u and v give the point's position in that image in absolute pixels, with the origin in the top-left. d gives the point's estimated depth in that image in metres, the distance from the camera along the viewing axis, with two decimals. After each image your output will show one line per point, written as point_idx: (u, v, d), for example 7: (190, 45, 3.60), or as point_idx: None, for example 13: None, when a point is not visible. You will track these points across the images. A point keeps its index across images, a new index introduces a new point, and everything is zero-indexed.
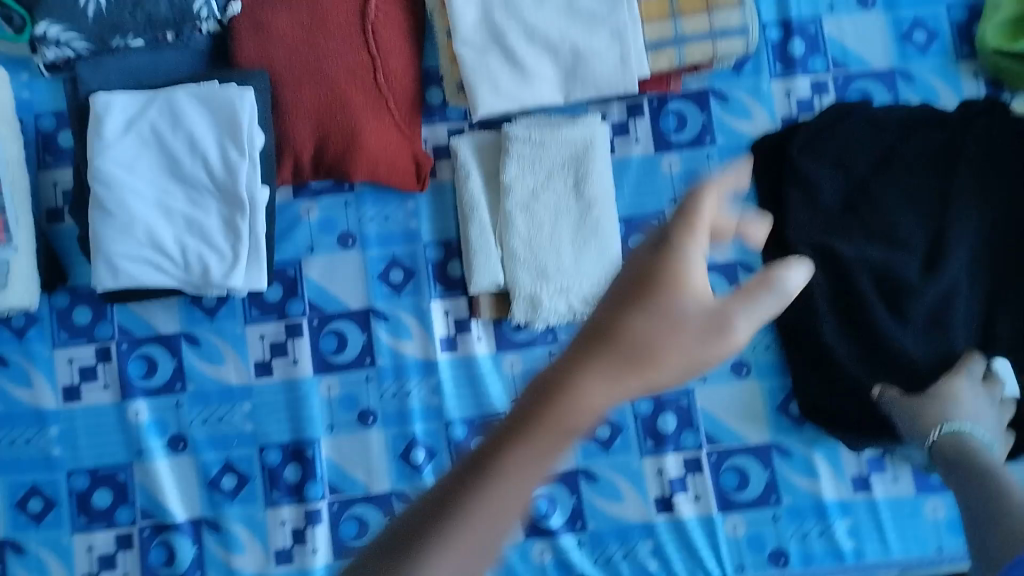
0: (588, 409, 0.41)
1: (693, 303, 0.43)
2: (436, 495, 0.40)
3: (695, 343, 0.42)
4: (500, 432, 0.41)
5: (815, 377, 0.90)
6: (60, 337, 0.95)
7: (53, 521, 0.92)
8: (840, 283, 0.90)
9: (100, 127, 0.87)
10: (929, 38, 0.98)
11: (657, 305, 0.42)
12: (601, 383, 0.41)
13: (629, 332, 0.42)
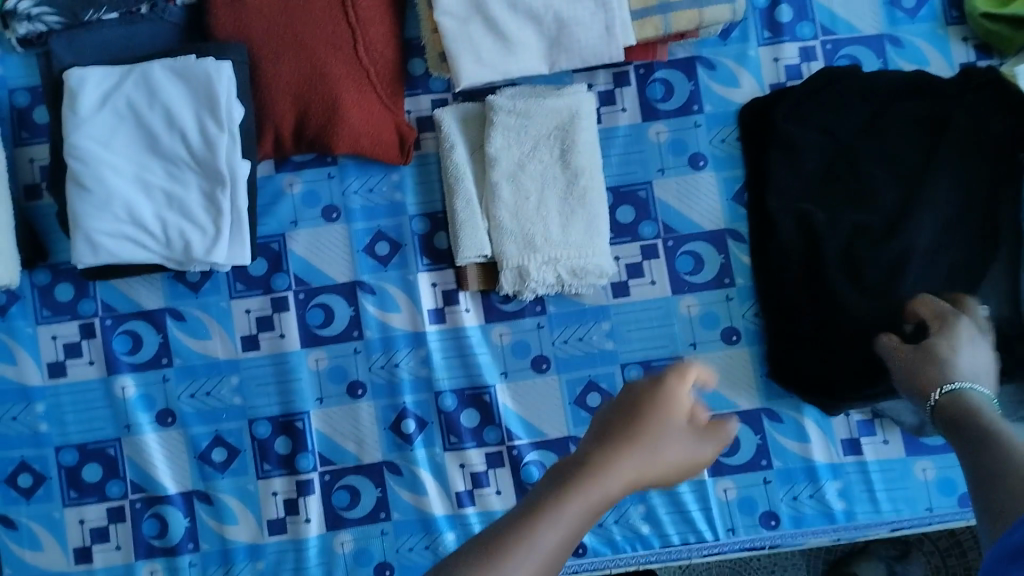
0: (618, 480, 0.49)
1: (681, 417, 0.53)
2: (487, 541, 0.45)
3: (686, 451, 0.52)
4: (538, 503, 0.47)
5: (784, 341, 0.89)
6: (42, 314, 0.94)
7: (43, 495, 0.92)
8: (811, 247, 0.89)
9: (75, 102, 0.85)
10: (919, 3, 0.96)
11: (659, 417, 0.52)
12: (628, 465, 0.49)
13: (641, 437, 0.51)
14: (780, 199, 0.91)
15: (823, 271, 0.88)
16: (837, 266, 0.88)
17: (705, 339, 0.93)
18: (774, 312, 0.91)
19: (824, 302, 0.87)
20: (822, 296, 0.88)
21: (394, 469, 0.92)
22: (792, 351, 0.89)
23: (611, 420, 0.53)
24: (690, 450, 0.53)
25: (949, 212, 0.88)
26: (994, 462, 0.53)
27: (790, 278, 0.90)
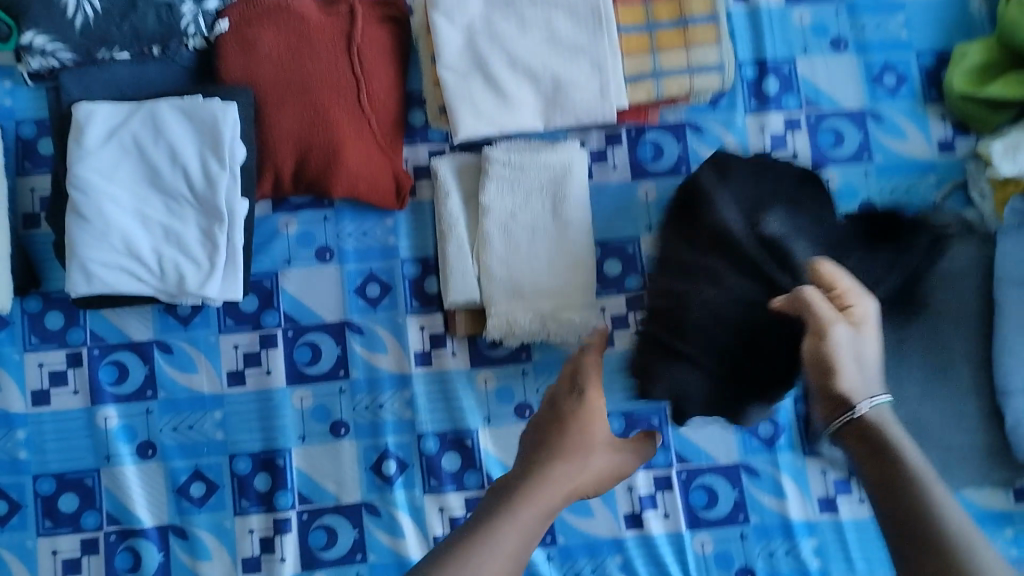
0: (560, 483, 0.67)
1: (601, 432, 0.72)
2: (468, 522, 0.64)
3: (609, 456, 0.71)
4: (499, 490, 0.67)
5: (688, 329, 0.84)
6: (30, 342, 0.94)
7: (18, 523, 0.91)
8: (687, 251, 0.86)
9: (81, 136, 0.88)
10: (898, 81, 1.01)
11: (580, 432, 0.70)
12: (562, 469, 0.68)
13: (568, 446, 0.69)
14: (721, 208, 0.86)
15: (738, 279, 0.84)
16: (748, 274, 0.84)
17: None
18: (684, 312, 0.85)
19: (724, 310, 0.83)
20: (735, 303, 0.83)
21: (373, 510, 0.93)
22: (698, 355, 0.84)
23: (544, 435, 0.71)
24: (611, 457, 0.72)
25: (893, 289, 0.90)
26: (938, 540, 0.56)
27: (718, 278, 0.84)
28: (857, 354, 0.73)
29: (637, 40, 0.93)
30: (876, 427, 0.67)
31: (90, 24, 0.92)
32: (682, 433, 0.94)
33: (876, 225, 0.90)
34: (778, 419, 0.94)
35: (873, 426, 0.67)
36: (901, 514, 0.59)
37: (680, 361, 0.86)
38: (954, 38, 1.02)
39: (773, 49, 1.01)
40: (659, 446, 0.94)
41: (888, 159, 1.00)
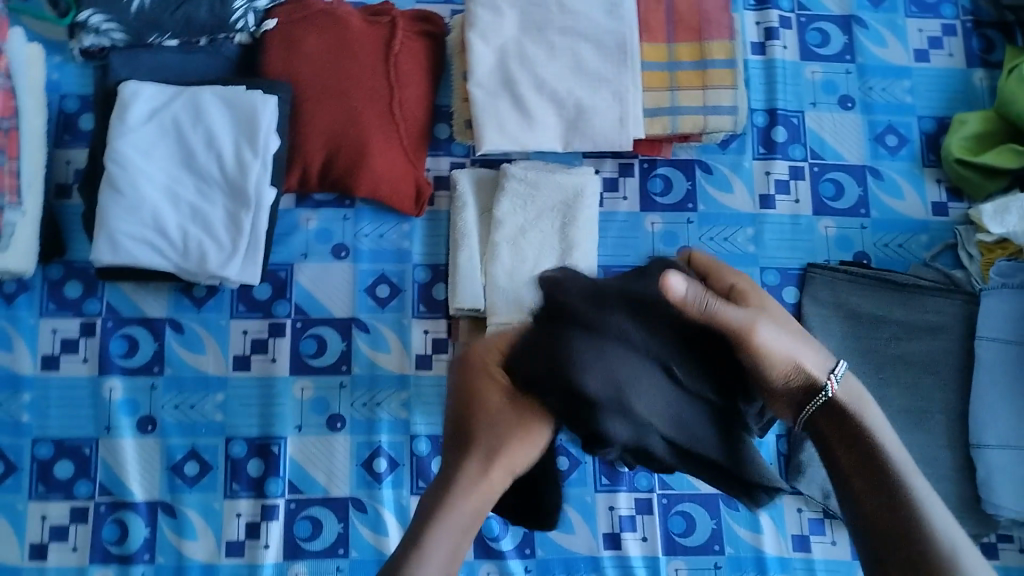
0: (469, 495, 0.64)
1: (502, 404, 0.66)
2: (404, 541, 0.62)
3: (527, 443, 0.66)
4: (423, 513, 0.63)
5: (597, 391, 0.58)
6: (47, 308, 0.97)
7: (12, 485, 0.92)
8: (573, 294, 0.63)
9: (124, 113, 0.92)
10: (899, 142, 1.07)
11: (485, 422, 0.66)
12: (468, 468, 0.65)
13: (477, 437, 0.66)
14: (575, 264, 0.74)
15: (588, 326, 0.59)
16: (603, 292, 0.63)
17: None
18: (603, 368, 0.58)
19: (605, 322, 0.60)
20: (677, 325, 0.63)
21: (360, 506, 0.94)
22: (647, 342, 0.62)
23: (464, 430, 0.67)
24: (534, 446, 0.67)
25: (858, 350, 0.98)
26: (914, 534, 0.55)
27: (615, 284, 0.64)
28: (790, 341, 0.64)
29: (658, 78, 1.00)
30: (852, 411, 0.62)
31: (145, 9, 0.99)
32: None
33: (848, 291, 0.98)
34: (761, 454, 0.96)
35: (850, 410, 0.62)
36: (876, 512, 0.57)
37: (612, 342, 0.60)
38: (953, 108, 1.09)
39: (785, 101, 1.07)
40: (642, 469, 0.95)
41: (885, 215, 1.05)
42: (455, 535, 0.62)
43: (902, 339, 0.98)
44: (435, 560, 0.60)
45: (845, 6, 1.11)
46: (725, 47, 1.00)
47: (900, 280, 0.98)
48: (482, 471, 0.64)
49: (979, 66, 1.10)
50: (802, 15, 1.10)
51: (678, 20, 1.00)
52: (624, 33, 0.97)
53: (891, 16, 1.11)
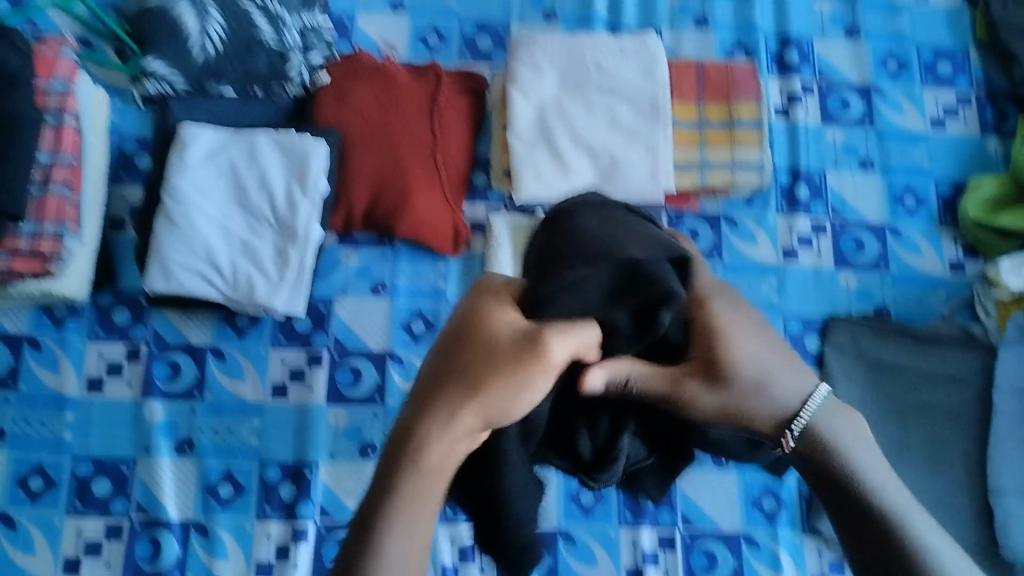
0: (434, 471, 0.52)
1: (504, 335, 0.53)
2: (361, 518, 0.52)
3: (510, 381, 0.52)
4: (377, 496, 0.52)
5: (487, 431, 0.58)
6: (96, 333, 1.01)
7: (49, 500, 0.95)
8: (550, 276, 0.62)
9: (184, 152, 0.99)
10: (917, 203, 1.11)
11: (468, 351, 0.53)
12: (444, 411, 0.52)
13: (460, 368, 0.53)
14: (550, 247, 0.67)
15: (510, 332, 0.53)
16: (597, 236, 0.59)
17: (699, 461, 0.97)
18: (479, 406, 0.52)
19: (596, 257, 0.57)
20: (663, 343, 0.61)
21: None
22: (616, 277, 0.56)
23: (439, 360, 0.54)
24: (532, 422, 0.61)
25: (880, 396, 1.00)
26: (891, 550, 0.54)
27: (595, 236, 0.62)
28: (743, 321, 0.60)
29: (687, 135, 1.07)
30: (827, 459, 0.57)
31: (208, 60, 1.05)
32: (688, 497, 0.97)
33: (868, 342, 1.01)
34: (783, 495, 0.97)
35: (821, 443, 0.57)
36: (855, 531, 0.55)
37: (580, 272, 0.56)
38: (969, 172, 1.14)
39: (807, 161, 1.12)
40: (665, 506, 0.96)
41: (904, 271, 1.08)
42: (422, 507, 0.52)
43: (923, 389, 1.00)
44: (391, 556, 0.51)
45: (864, 75, 1.18)
46: (752, 108, 1.07)
47: (917, 333, 1.01)
48: (421, 474, 0.52)
49: (993, 133, 1.15)
50: (823, 82, 1.18)
51: (707, 82, 1.09)
52: (657, 93, 1.05)
53: (908, 84, 1.18)
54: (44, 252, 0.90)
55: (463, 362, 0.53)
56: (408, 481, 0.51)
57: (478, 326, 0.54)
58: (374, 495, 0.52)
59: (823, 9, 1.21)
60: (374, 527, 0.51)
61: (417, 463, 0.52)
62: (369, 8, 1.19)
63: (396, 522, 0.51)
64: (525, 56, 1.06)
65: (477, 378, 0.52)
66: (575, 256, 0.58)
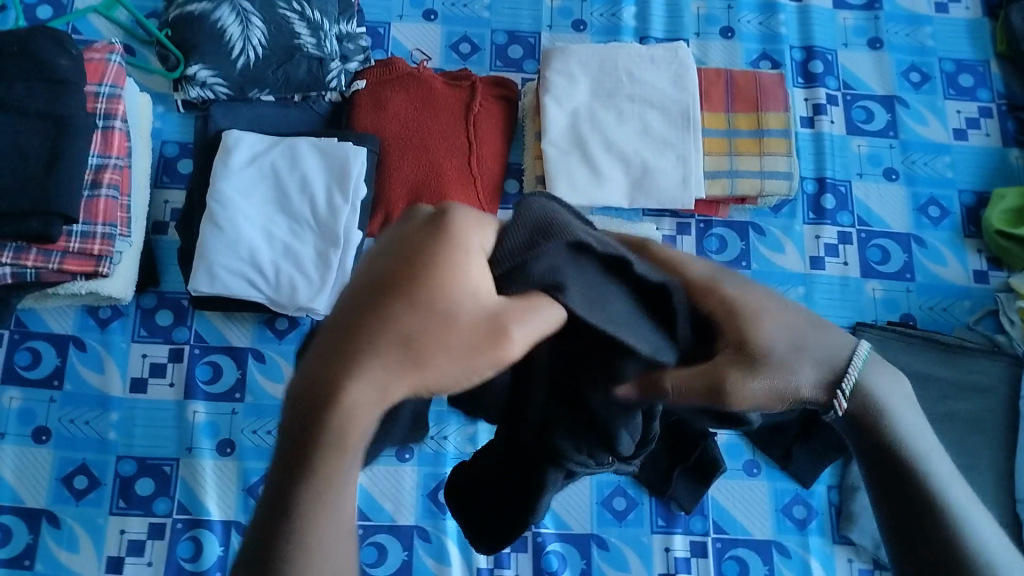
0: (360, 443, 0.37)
1: (469, 299, 0.37)
2: (265, 513, 0.37)
3: (477, 356, 0.37)
4: (288, 467, 0.37)
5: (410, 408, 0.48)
6: (139, 334, 1.03)
7: (94, 500, 0.97)
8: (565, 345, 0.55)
9: (228, 157, 1.01)
10: (941, 214, 1.14)
11: (420, 292, 0.36)
12: (370, 367, 0.36)
13: (389, 315, 0.36)
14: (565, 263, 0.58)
15: (470, 302, 0.37)
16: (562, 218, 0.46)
17: (729, 468, 1.00)
18: (419, 382, 0.37)
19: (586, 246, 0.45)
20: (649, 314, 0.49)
21: (424, 536, 0.97)
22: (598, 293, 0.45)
23: (373, 296, 0.37)
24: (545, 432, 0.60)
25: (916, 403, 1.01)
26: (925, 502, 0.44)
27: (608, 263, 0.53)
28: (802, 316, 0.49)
29: (717, 143, 1.09)
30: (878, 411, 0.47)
31: (248, 67, 1.07)
32: (720, 504, 0.99)
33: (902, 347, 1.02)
34: (812, 503, 0.99)
35: (875, 411, 0.47)
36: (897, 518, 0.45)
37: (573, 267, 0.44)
38: (992, 183, 1.16)
39: (832, 171, 1.14)
40: (698, 513, 0.99)
41: (929, 280, 1.10)
42: (346, 498, 0.37)
43: (951, 397, 1.01)
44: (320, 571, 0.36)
45: (888, 87, 1.20)
46: (780, 118, 1.09)
47: (946, 341, 1.03)
48: (344, 451, 0.36)
49: (1015, 145, 1.17)
50: (848, 94, 1.20)
51: (737, 92, 1.10)
52: (688, 102, 1.07)
53: (931, 97, 1.20)
54: (95, 252, 0.92)
55: (397, 324, 0.36)
56: (325, 457, 0.36)
57: (412, 258, 0.37)
58: (282, 470, 0.37)
59: (847, 20, 1.23)
60: (285, 530, 0.36)
61: (332, 434, 0.36)
62: (401, 17, 1.21)
63: (313, 522, 0.36)
64: (560, 66, 1.08)
65: (419, 336, 0.36)
66: (539, 226, 0.44)
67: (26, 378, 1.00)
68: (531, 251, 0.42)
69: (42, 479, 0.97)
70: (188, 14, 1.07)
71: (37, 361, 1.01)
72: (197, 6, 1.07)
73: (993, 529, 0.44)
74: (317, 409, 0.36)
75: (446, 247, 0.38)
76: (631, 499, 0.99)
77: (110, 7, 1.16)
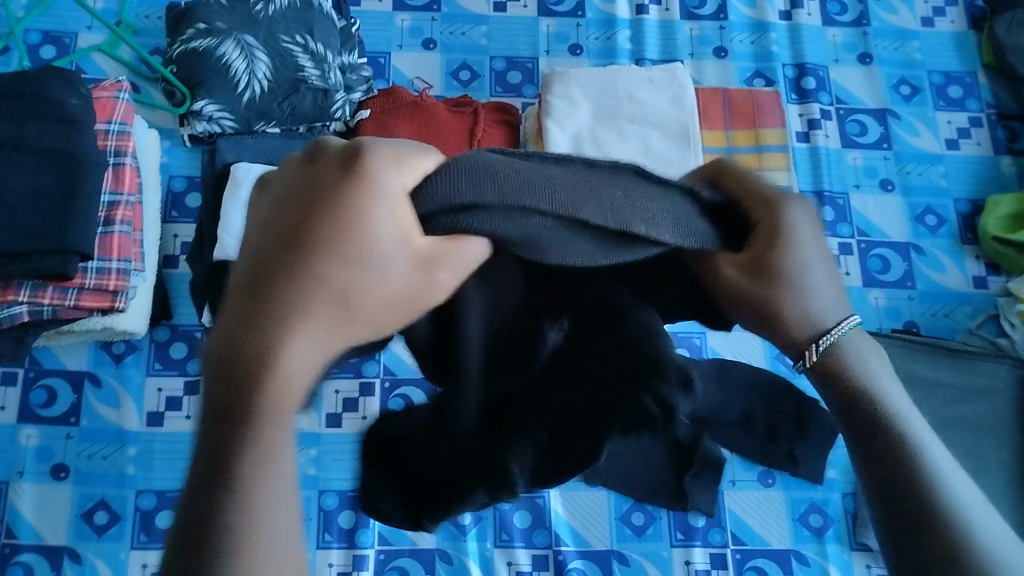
0: (294, 372, 0.45)
1: (391, 255, 0.45)
2: (215, 424, 0.46)
3: (395, 297, 0.45)
4: (232, 387, 0.45)
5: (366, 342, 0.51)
6: (153, 367, 1.04)
7: (114, 535, 0.97)
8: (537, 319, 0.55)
9: (236, 189, 1.02)
10: (938, 222, 1.16)
11: (346, 247, 0.44)
12: (304, 314, 0.45)
13: (317, 267, 0.45)
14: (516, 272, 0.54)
15: (392, 252, 0.45)
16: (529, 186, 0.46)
17: (744, 479, 1.02)
18: (348, 320, 0.46)
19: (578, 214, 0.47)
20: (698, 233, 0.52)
21: (446, 557, 0.97)
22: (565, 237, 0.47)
23: (298, 245, 0.45)
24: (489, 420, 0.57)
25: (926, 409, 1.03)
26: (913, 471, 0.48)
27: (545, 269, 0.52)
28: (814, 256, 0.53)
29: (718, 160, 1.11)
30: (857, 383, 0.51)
31: (255, 100, 1.09)
32: (737, 515, 1.00)
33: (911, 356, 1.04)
34: (829, 511, 1.01)
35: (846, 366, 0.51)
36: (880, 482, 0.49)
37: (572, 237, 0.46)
38: (985, 190, 1.19)
39: (830, 184, 1.17)
40: (715, 525, 1.00)
41: (930, 287, 1.13)
42: (278, 418, 0.45)
43: (958, 401, 1.03)
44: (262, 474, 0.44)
45: (880, 100, 1.23)
46: (778, 134, 1.12)
47: (950, 346, 1.05)
48: (281, 379, 0.45)
49: (1006, 153, 1.20)
50: (841, 107, 1.23)
51: (735, 109, 1.13)
52: (687, 120, 1.09)
53: (922, 109, 1.23)
54: (110, 287, 0.93)
55: (330, 285, 0.45)
56: (262, 414, 0.45)
57: (331, 215, 0.45)
58: (228, 391, 0.45)
59: (835, 37, 1.27)
60: (230, 438, 0.45)
61: (270, 393, 0.45)
62: (401, 46, 1.23)
63: (251, 436, 0.45)
64: (560, 90, 1.10)
65: (352, 291, 0.45)
66: (507, 180, 0.45)
67: (42, 417, 1.00)
68: (471, 176, 0.44)
69: (62, 517, 0.97)
70: (192, 50, 1.08)
71: (52, 399, 1.01)
72: (200, 42, 1.08)
73: (992, 519, 0.48)
74: (258, 369, 0.45)
75: (369, 207, 0.44)
76: (649, 514, 1.00)
77: (113, 45, 1.17)
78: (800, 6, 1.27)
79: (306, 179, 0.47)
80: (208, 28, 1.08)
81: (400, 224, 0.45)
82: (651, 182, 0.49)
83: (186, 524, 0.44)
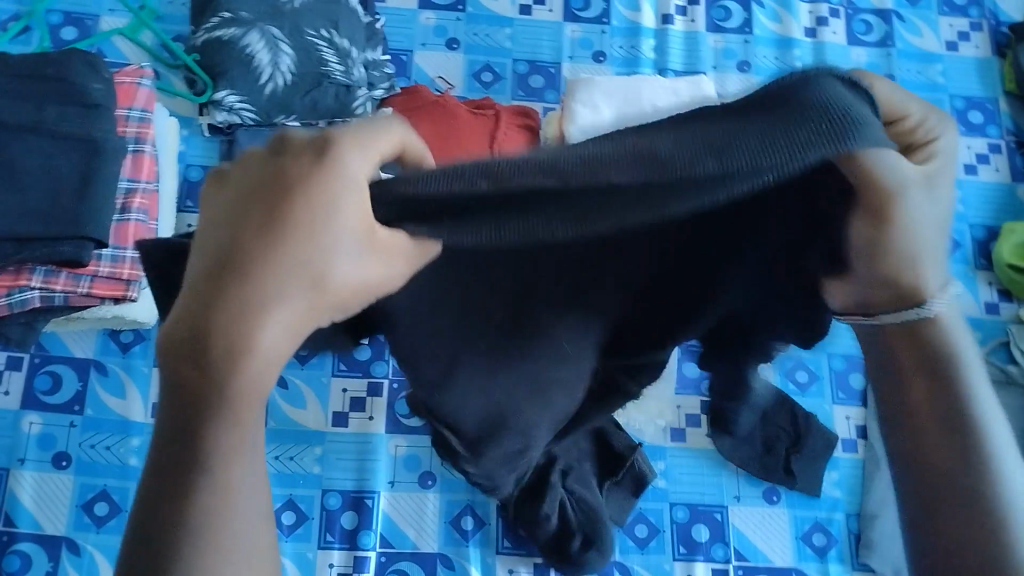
0: (256, 361, 0.39)
1: (351, 234, 0.38)
2: (176, 424, 0.40)
3: (363, 275, 0.39)
4: (190, 385, 0.39)
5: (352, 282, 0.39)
6: (160, 357, 1.02)
7: (114, 526, 0.96)
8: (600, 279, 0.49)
9: None
10: (954, 247, 1.16)
11: (306, 225, 0.38)
12: (267, 298, 0.38)
13: (277, 252, 0.38)
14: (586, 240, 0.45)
15: (350, 227, 0.38)
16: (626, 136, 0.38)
17: (750, 496, 1.01)
18: (316, 303, 0.39)
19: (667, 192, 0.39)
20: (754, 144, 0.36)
21: (447, 562, 0.97)
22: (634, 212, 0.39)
23: (249, 220, 0.39)
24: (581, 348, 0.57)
25: None
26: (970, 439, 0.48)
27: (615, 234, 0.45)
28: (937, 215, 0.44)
29: None
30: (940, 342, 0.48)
31: (277, 92, 1.08)
32: (741, 532, 1.00)
33: None
34: (832, 530, 1.00)
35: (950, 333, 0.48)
36: (931, 449, 0.49)
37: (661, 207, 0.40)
38: (1003, 217, 1.18)
39: None
40: (720, 541, 0.99)
41: None
42: (239, 413, 0.39)
43: None
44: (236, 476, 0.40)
45: None
46: None
47: None
48: (243, 375, 0.39)
49: None
50: None
51: None
52: None
53: None
54: (125, 276, 0.92)
55: (291, 261, 0.38)
56: (221, 399, 0.39)
57: (284, 196, 0.38)
58: (187, 387, 0.39)
59: (859, 57, 1.26)
60: (195, 435, 0.39)
61: (236, 366, 0.39)
62: (424, 45, 1.22)
63: (219, 436, 0.39)
64: (583, 96, 1.11)
65: (319, 271, 0.39)
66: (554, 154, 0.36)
67: (46, 403, 0.99)
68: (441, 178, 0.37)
69: (62, 506, 0.96)
70: (217, 39, 1.07)
71: (57, 386, 1.00)
72: (225, 31, 1.07)
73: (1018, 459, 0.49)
74: (204, 358, 0.38)
75: (323, 184, 0.38)
76: (653, 528, 0.99)
77: (135, 30, 1.16)
78: (825, 23, 1.27)
79: (267, 168, 0.39)
80: (234, 18, 1.08)
81: (364, 210, 0.38)
82: (733, 123, 0.37)
83: (157, 473, 0.40)
